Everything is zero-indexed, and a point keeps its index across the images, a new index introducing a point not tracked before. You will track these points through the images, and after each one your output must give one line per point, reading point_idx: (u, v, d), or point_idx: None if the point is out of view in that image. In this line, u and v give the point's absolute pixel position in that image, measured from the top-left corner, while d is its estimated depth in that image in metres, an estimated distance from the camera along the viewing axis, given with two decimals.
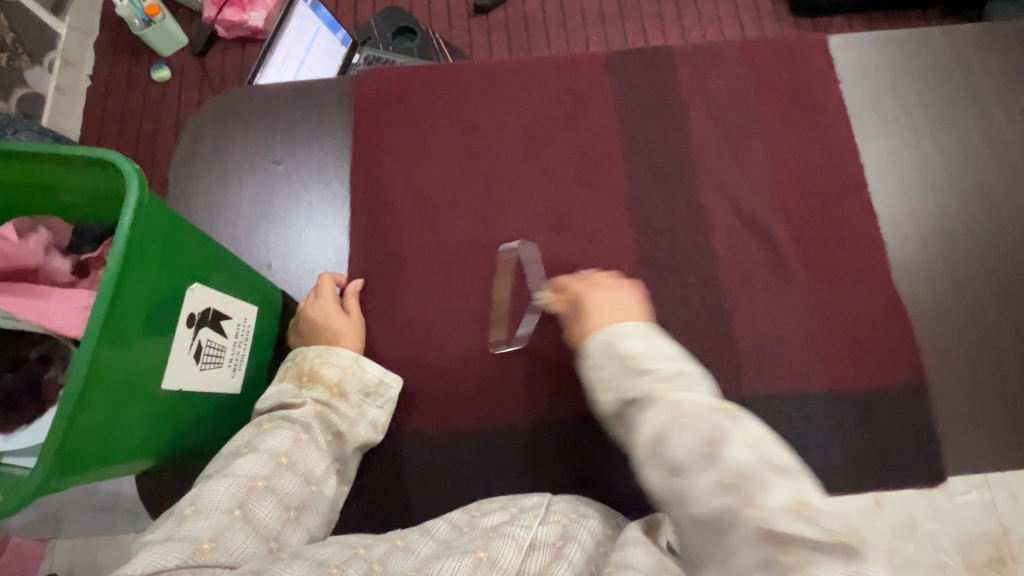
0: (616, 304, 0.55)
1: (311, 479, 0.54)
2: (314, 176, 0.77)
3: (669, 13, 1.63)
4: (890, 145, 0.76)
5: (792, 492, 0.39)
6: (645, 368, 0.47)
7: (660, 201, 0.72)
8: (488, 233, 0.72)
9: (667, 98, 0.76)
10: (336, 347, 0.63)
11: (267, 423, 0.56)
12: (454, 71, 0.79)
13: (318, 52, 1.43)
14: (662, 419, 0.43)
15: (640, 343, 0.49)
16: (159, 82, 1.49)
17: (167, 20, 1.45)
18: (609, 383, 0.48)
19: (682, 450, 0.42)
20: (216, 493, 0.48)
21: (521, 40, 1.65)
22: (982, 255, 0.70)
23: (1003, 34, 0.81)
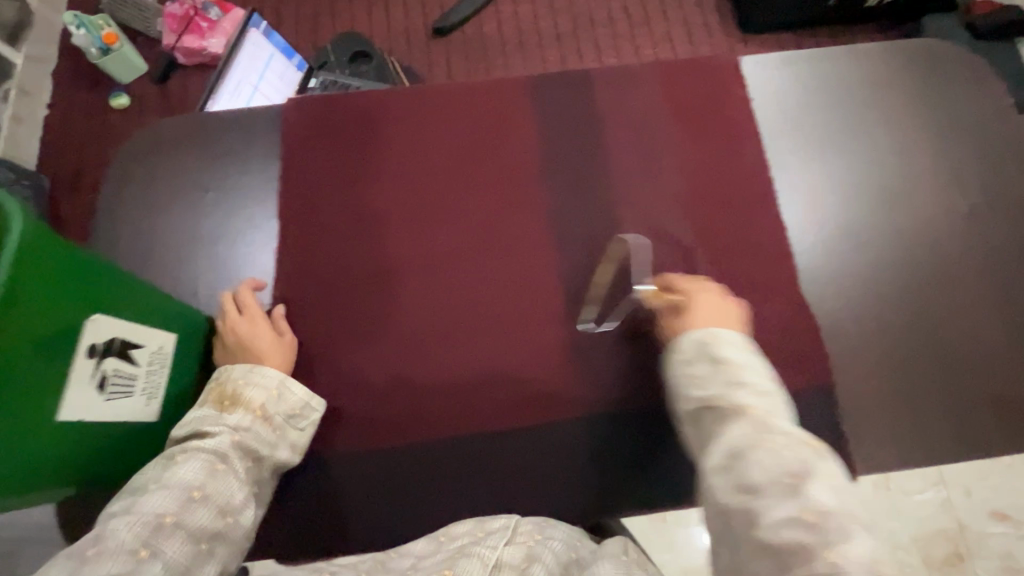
0: (716, 311, 0.60)
1: (226, 510, 0.54)
2: (244, 202, 0.78)
3: (624, 32, 1.70)
4: (800, 159, 0.80)
5: (870, 551, 0.41)
6: (740, 380, 0.52)
7: (580, 218, 0.75)
8: (413, 253, 0.74)
9: (587, 120, 0.80)
10: (263, 366, 0.64)
11: (180, 454, 0.55)
12: (382, 96, 0.81)
13: (272, 78, 1.47)
14: (745, 436, 0.47)
15: (737, 353, 0.54)
16: (118, 109, 1.50)
17: (125, 48, 1.47)
18: (703, 385, 0.53)
19: (761, 471, 0.45)
20: (119, 532, 0.47)
21: (480, 61, 1.69)
22: (887, 261, 0.74)
23: (906, 51, 0.86)
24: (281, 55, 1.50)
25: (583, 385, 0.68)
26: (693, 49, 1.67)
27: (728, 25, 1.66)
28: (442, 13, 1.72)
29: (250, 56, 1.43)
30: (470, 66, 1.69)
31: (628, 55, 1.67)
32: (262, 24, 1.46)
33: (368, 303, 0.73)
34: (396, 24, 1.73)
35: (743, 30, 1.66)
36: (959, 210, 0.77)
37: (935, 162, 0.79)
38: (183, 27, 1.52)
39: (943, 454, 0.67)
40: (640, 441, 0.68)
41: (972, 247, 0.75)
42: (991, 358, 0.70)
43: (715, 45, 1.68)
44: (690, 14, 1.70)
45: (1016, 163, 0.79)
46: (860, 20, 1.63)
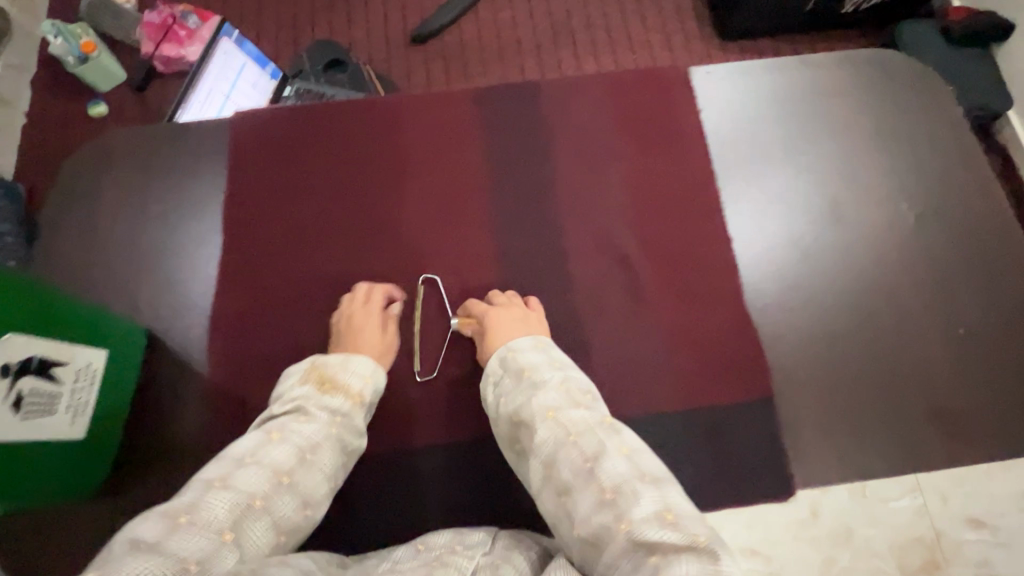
0: (515, 324, 0.65)
1: (308, 502, 0.52)
2: (187, 213, 0.77)
3: (602, 39, 1.70)
4: (748, 169, 0.80)
5: (658, 502, 0.43)
6: (537, 383, 0.56)
7: (524, 231, 0.76)
8: (357, 266, 0.74)
9: (534, 132, 0.80)
10: (358, 355, 0.64)
11: (277, 431, 0.54)
12: (330, 108, 0.81)
13: (244, 87, 1.45)
14: (549, 437, 0.50)
15: (533, 358, 0.59)
16: (95, 117, 1.51)
17: (103, 57, 1.44)
18: (508, 399, 0.57)
19: (568, 468, 0.48)
20: (215, 504, 0.45)
21: (457, 68, 1.68)
22: (832, 272, 0.74)
23: (857, 60, 0.86)
24: (255, 63, 1.47)
25: None
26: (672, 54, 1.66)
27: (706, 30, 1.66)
28: (422, 21, 1.72)
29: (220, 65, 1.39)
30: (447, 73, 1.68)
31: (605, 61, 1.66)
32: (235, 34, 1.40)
33: (310, 315, 0.72)
34: (374, 27, 1.71)
35: (721, 36, 1.66)
36: (906, 222, 0.76)
37: (884, 172, 0.79)
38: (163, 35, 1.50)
39: (882, 469, 0.67)
40: None
41: (918, 260, 0.75)
42: (933, 371, 0.70)
43: (693, 51, 1.67)
44: (668, 20, 1.70)
45: (964, 175, 0.79)
46: (839, 25, 1.62)
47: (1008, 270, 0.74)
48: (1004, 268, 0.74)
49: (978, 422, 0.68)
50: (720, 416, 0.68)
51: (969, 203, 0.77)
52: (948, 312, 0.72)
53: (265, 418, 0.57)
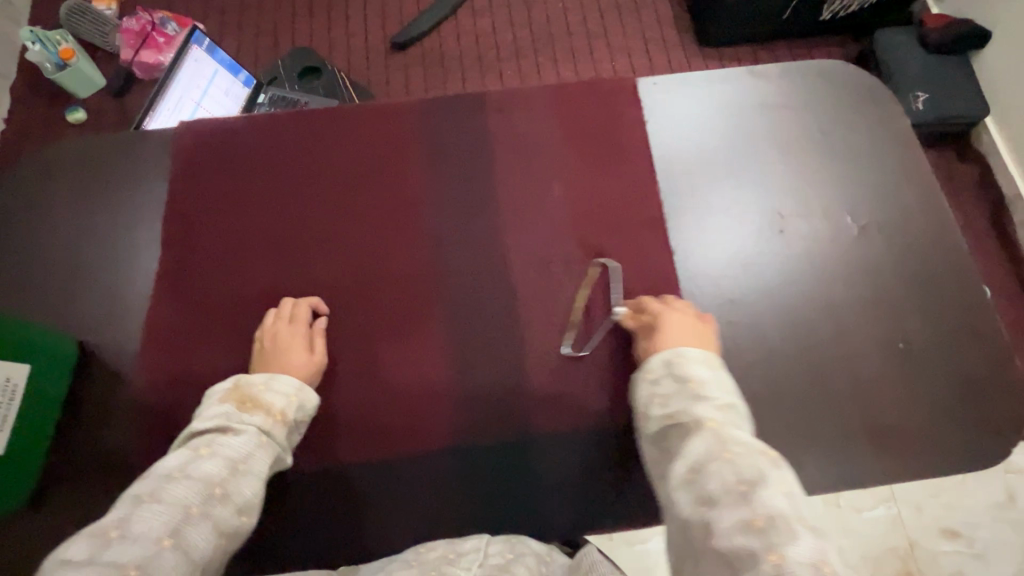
0: (687, 334, 0.64)
1: (249, 506, 0.53)
2: (126, 222, 0.77)
3: (582, 45, 1.69)
4: (693, 180, 0.79)
5: (816, 550, 0.40)
6: (702, 397, 0.55)
7: (463, 243, 0.75)
8: (295, 280, 0.74)
9: (476, 143, 0.80)
10: (282, 375, 0.64)
11: (204, 447, 0.54)
12: (274, 121, 0.82)
13: (218, 96, 1.36)
14: (701, 448, 0.49)
15: (703, 371, 0.57)
16: (74, 123, 1.51)
17: (83, 63, 1.48)
18: (665, 401, 0.57)
19: (717, 483, 0.46)
20: (146, 520, 0.46)
21: (438, 74, 1.67)
22: (774, 286, 0.74)
23: (807, 72, 0.85)
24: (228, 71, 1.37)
25: (454, 415, 0.68)
26: (653, 61, 1.66)
27: (686, 39, 1.66)
28: (402, 27, 1.72)
29: (190, 73, 1.30)
30: (426, 79, 1.67)
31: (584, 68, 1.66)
32: (206, 42, 1.32)
33: (245, 329, 0.71)
34: (353, 35, 1.71)
35: (701, 42, 1.65)
36: (850, 234, 0.76)
37: (832, 185, 0.79)
38: (141, 42, 1.53)
39: (819, 485, 0.66)
40: (512, 466, 0.67)
41: (862, 273, 0.74)
42: (874, 387, 0.69)
43: (673, 58, 1.67)
44: (649, 27, 1.69)
45: (911, 187, 0.79)
46: (820, 33, 1.62)
47: (950, 284, 0.74)
48: (946, 283, 0.74)
49: (917, 438, 0.67)
50: None
51: (915, 216, 0.77)
52: (890, 326, 0.72)
53: (188, 436, 0.56)
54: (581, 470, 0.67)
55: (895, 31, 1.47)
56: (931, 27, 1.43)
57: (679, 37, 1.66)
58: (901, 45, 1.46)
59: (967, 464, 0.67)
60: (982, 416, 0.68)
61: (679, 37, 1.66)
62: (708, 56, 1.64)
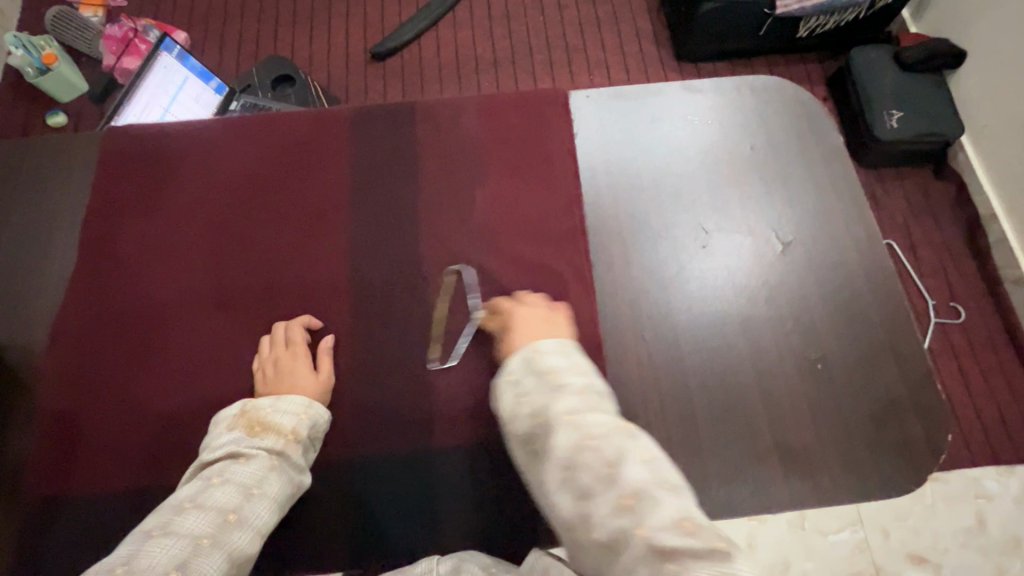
0: (541, 324, 0.62)
1: (260, 533, 0.53)
2: (46, 224, 0.78)
3: (560, 57, 1.68)
4: (615, 193, 0.78)
5: (678, 510, 0.43)
6: (560, 387, 0.52)
7: (379, 251, 0.75)
8: (208, 284, 0.73)
9: (400, 153, 0.80)
10: (291, 394, 0.63)
11: (216, 477, 0.55)
12: (199, 128, 0.82)
13: (188, 105, 1.25)
14: (568, 442, 0.47)
15: (557, 359, 0.54)
16: (54, 127, 1.52)
17: (64, 68, 1.49)
18: (526, 399, 0.53)
19: (587, 473, 0.45)
20: (154, 555, 0.47)
21: (415, 83, 1.65)
22: (692, 301, 0.73)
23: (740, 88, 0.85)
24: (200, 78, 1.27)
25: (354, 425, 0.67)
26: (629, 74, 1.66)
27: (663, 53, 1.66)
28: (380, 38, 1.71)
29: (158, 81, 1.19)
30: (403, 88, 1.66)
31: (561, 80, 1.65)
32: (177, 48, 1.23)
33: (151, 332, 0.71)
34: (331, 43, 1.71)
35: (680, 57, 1.64)
36: (772, 251, 0.75)
37: (755, 201, 0.78)
38: (123, 48, 1.54)
39: (727, 510, 0.63)
40: (407, 481, 0.65)
41: (781, 291, 0.73)
42: (787, 407, 0.68)
43: (651, 72, 1.67)
44: (627, 42, 1.69)
45: (841, 205, 0.78)
46: (800, 49, 1.60)
47: (871, 303, 0.73)
48: (868, 302, 0.73)
49: (827, 460, 0.66)
50: None
51: (841, 235, 0.76)
52: (806, 344, 0.70)
53: (201, 467, 0.57)
54: (480, 488, 0.64)
55: (870, 48, 1.43)
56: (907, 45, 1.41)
57: (656, 51, 1.66)
58: (875, 60, 1.42)
59: (877, 489, 0.65)
60: (895, 439, 0.67)
61: (656, 51, 1.66)
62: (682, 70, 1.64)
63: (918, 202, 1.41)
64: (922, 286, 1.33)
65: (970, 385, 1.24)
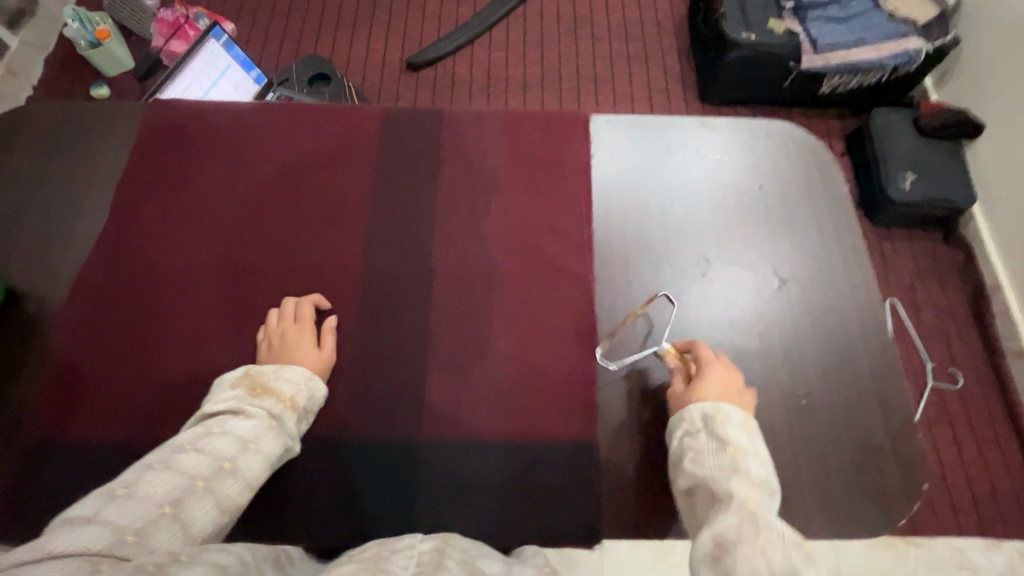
0: (732, 391, 0.65)
1: (249, 487, 0.55)
2: (80, 182, 0.82)
3: (588, 86, 1.74)
4: (624, 217, 0.81)
5: None
6: (739, 468, 0.57)
7: (392, 245, 0.78)
8: (225, 257, 0.77)
9: (424, 155, 0.84)
10: (293, 365, 0.66)
11: (215, 427, 0.57)
12: (237, 110, 0.87)
13: (226, 89, 1.30)
14: (737, 520, 0.52)
15: (743, 439, 0.59)
16: (97, 98, 1.60)
17: (114, 44, 1.56)
18: (700, 461, 0.59)
19: (744, 564, 0.48)
20: (152, 485, 0.48)
21: (446, 95, 1.71)
22: (687, 327, 0.75)
23: (755, 131, 0.89)
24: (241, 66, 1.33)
25: (346, 408, 0.69)
26: (652, 110, 1.71)
27: (688, 94, 1.72)
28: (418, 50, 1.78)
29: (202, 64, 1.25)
30: (434, 98, 1.72)
31: (587, 108, 1.70)
32: (224, 36, 1.30)
33: (165, 295, 0.74)
34: (370, 49, 1.78)
35: (703, 98, 1.69)
36: (771, 287, 0.78)
37: (759, 238, 0.81)
38: (173, 32, 1.61)
39: None
40: (390, 468, 0.66)
41: (775, 328, 0.75)
42: (768, 441, 0.69)
43: (674, 110, 1.72)
44: (654, 80, 1.74)
45: (840, 254, 0.80)
46: (821, 106, 1.65)
47: (862, 350, 0.74)
48: (859, 350, 0.74)
49: (802, 497, 0.67)
50: (537, 450, 0.68)
51: (840, 279, 0.78)
52: (794, 382, 0.72)
53: (203, 416, 0.59)
54: (460, 482, 0.66)
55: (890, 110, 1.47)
56: (925, 111, 1.45)
57: (680, 92, 1.72)
58: (893, 123, 1.46)
59: (849, 531, 0.66)
60: (872, 486, 0.68)
61: (680, 92, 1.72)
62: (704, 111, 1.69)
63: (925, 264, 1.43)
64: (923, 348, 1.34)
65: (962, 453, 1.24)
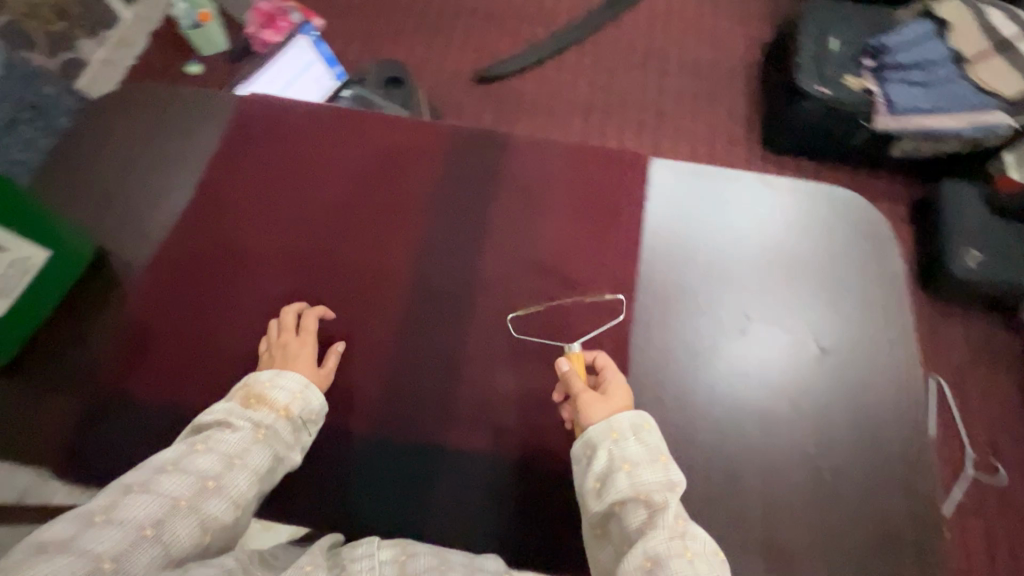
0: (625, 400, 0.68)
1: (234, 504, 0.59)
2: (174, 160, 0.90)
3: (650, 119, 1.75)
4: (671, 262, 0.82)
5: None
6: (666, 481, 0.59)
7: (445, 257, 0.82)
8: (289, 248, 0.82)
9: (487, 175, 0.88)
10: (289, 371, 0.68)
11: (201, 443, 0.61)
12: (313, 111, 0.93)
13: (308, 82, 1.43)
14: (666, 540, 0.56)
15: (665, 446, 0.63)
16: (189, 74, 1.73)
17: (213, 27, 1.69)
18: (634, 473, 0.60)
19: None
20: (133, 507, 0.53)
21: (510, 112, 1.77)
22: (721, 381, 0.75)
23: (816, 195, 0.88)
24: (324, 63, 1.46)
25: (380, 406, 0.73)
26: (711, 151, 1.71)
27: (750, 140, 1.71)
28: (489, 64, 1.84)
29: (290, 56, 1.37)
30: (498, 113, 1.77)
31: (644, 141, 1.72)
32: (313, 33, 1.43)
33: (230, 276, 0.80)
34: (445, 59, 1.85)
35: (765, 146, 1.68)
36: (809, 354, 0.77)
37: (804, 303, 0.80)
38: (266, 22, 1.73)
39: None
40: (412, 471, 0.70)
41: (807, 395, 0.75)
42: (785, 507, 0.69)
43: (733, 154, 1.71)
44: (718, 122, 1.74)
45: (887, 330, 0.79)
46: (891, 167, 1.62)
47: (896, 432, 0.73)
48: (892, 431, 0.73)
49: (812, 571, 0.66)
50: (555, 478, 0.70)
51: (877, 356, 0.77)
52: (816, 452, 0.72)
53: (196, 426, 0.63)
54: (476, 495, 0.69)
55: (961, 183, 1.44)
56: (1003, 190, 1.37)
57: (742, 138, 1.71)
58: (963, 198, 1.41)
59: None
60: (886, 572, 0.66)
61: (742, 137, 1.71)
62: (764, 160, 1.67)
63: (978, 348, 1.37)
64: (964, 435, 1.28)
65: (992, 551, 1.18)
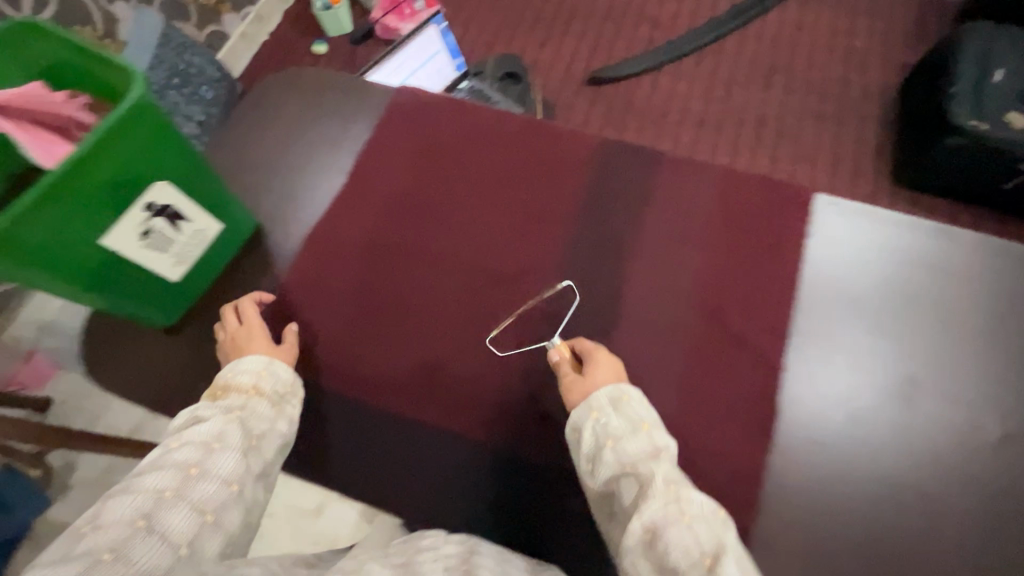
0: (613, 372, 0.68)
1: (227, 482, 0.57)
2: (328, 146, 0.93)
3: (772, 138, 1.64)
4: (829, 312, 0.76)
5: None
6: (648, 442, 0.59)
7: (584, 273, 0.79)
8: (426, 245, 0.83)
9: (632, 192, 0.84)
10: (244, 358, 0.69)
11: (176, 441, 0.59)
12: (455, 109, 0.93)
13: (431, 71, 1.44)
14: (662, 507, 0.52)
15: (641, 410, 0.62)
16: (315, 53, 1.81)
17: (342, 10, 1.75)
18: (618, 444, 0.59)
19: (686, 553, 0.49)
20: (116, 509, 0.51)
21: (623, 118, 1.72)
22: (875, 450, 0.69)
23: (1005, 254, 0.78)
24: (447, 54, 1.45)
25: (508, 419, 0.72)
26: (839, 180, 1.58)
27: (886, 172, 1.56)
28: (606, 66, 1.78)
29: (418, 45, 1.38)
30: (610, 118, 1.72)
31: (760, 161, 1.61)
32: (442, 23, 1.42)
33: (369, 266, 0.82)
34: (561, 58, 1.82)
35: (895, 179, 1.54)
36: (983, 436, 0.69)
37: (980, 377, 0.72)
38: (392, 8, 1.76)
39: None
40: (534, 488, 0.70)
41: (973, 481, 0.67)
42: None
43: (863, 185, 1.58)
44: (852, 148, 1.60)
45: None
46: None
47: None
48: None
49: None
50: None
51: None
52: (960, 542, 0.65)
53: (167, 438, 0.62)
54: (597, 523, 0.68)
55: None
56: None
57: (875, 168, 1.57)
58: None
59: None
60: None
61: (876, 168, 1.57)
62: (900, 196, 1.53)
63: None
64: None
65: None
